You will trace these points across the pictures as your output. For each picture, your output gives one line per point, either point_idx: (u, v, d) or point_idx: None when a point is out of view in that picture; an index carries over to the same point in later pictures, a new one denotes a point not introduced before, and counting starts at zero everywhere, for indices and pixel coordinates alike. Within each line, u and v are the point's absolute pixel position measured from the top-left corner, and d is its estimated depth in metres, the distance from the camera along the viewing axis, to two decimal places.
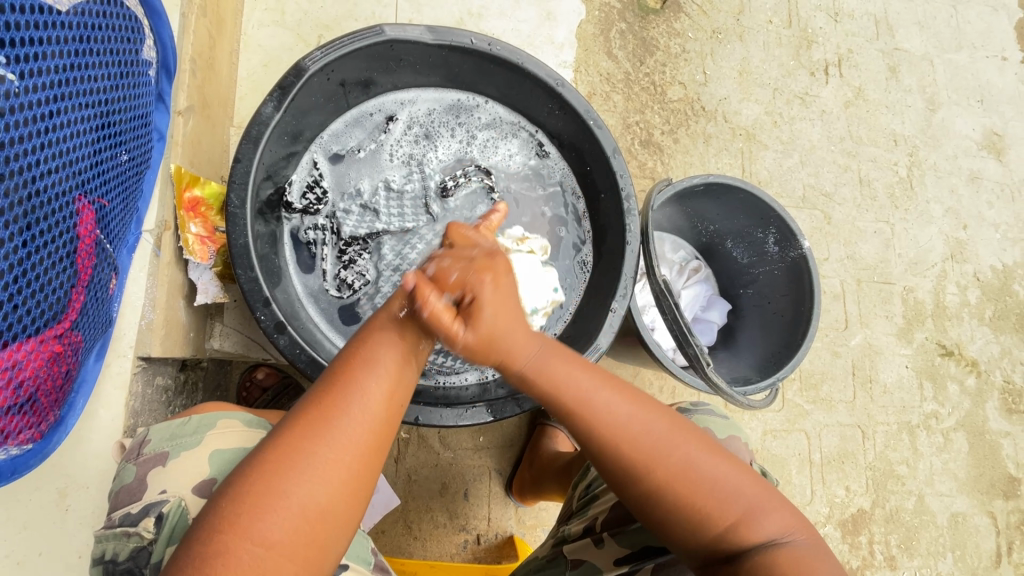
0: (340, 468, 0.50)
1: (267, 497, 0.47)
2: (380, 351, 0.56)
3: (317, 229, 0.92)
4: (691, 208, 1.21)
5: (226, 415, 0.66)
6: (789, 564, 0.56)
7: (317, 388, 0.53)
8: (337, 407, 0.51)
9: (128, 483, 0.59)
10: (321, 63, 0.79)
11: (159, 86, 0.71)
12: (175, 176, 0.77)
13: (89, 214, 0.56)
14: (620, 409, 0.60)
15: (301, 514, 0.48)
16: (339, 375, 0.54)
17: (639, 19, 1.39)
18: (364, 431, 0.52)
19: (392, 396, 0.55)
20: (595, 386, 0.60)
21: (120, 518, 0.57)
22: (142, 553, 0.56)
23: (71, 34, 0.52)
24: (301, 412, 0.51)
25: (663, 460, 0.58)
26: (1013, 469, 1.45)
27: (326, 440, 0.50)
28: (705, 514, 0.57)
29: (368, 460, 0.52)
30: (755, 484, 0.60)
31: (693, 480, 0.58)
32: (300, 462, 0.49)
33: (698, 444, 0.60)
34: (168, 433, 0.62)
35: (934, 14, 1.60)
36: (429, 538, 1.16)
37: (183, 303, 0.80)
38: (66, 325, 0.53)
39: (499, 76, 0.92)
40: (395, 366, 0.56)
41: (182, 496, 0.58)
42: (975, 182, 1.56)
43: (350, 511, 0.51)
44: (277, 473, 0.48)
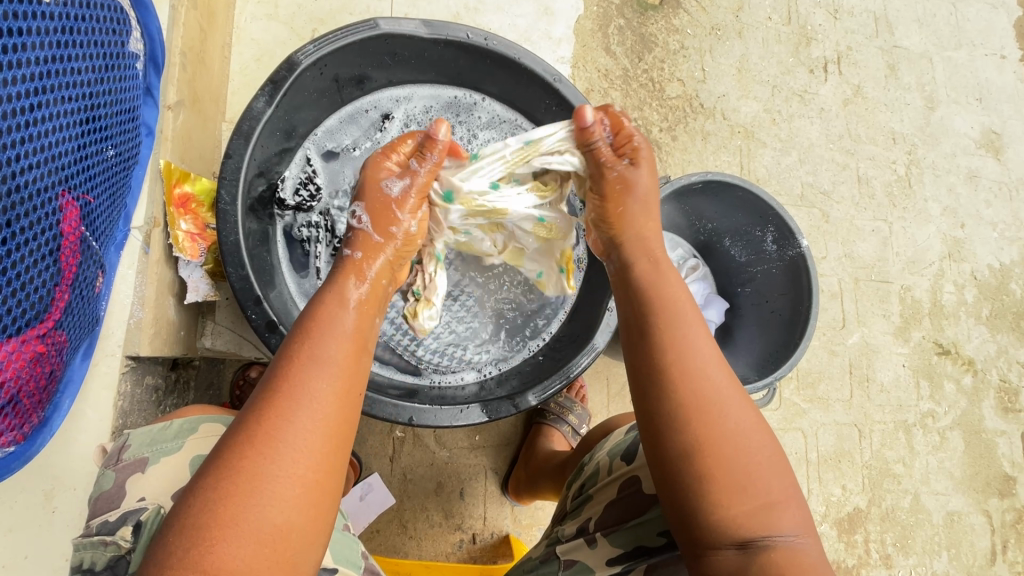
0: (293, 480, 0.48)
1: (220, 523, 0.45)
2: (323, 347, 0.54)
3: (311, 227, 0.91)
4: (689, 206, 1.20)
5: (207, 420, 0.65)
6: (796, 564, 0.54)
7: (259, 397, 0.51)
8: (282, 414, 0.49)
9: (107, 490, 0.58)
10: (314, 57, 0.78)
11: (147, 80, 0.69)
12: (165, 172, 0.75)
13: (74, 210, 0.54)
14: (704, 354, 0.61)
15: (260, 534, 0.46)
16: (282, 377, 0.52)
17: (638, 15, 1.37)
18: (314, 435, 0.50)
19: (342, 393, 0.53)
20: (687, 323, 0.63)
21: (97, 526, 0.56)
22: (120, 562, 0.54)
23: (54, 25, 0.50)
24: (245, 427, 0.49)
25: (719, 418, 0.58)
26: (1008, 468, 1.45)
27: (274, 452, 0.48)
28: (730, 489, 0.56)
29: (326, 464, 0.50)
30: (783, 478, 0.58)
31: (732, 445, 0.57)
32: (253, 479, 0.47)
33: (748, 421, 0.59)
34: (148, 438, 0.61)
35: (933, 12, 1.59)
36: (423, 538, 1.15)
37: (173, 300, 0.79)
38: (49, 324, 0.52)
39: (496, 72, 0.91)
40: (343, 364, 0.54)
41: (161, 504, 0.57)
42: (973, 180, 1.55)
43: (314, 522, 0.49)
44: (228, 497, 0.46)
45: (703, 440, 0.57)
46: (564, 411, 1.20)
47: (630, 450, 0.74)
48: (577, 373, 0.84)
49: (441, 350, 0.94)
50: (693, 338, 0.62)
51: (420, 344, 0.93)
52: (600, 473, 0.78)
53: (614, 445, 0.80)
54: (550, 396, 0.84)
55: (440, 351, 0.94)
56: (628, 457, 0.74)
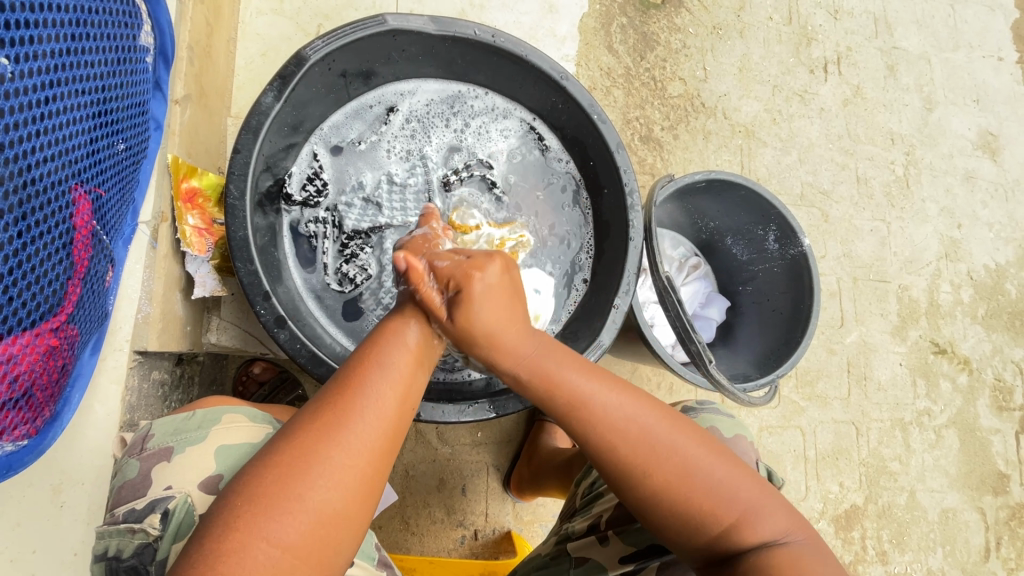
0: (356, 469, 0.49)
1: (282, 495, 0.46)
2: (393, 351, 0.55)
3: (317, 222, 0.90)
4: (691, 205, 1.21)
5: (231, 410, 0.64)
6: (799, 566, 0.56)
7: (329, 387, 0.52)
8: (352, 404, 0.51)
9: (133, 478, 0.58)
10: (322, 52, 0.78)
11: (157, 74, 0.69)
12: (172, 166, 0.75)
13: (86, 204, 0.54)
14: (615, 411, 0.58)
15: (317, 514, 0.47)
16: (352, 373, 0.53)
17: (640, 13, 1.38)
18: (380, 429, 0.51)
19: (405, 398, 0.54)
20: (596, 389, 0.59)
21: (124, 513, 0.56)
22: (147, 549, 0.55)
23: (67, 18, 0.50)
24: (315, 411, 0.50)
25: (662, 465, 0.57)
26: (1003, 465, 1.47)
27: (339, 440, 0.49)
28: (698, 515, 0.57)
29: (383, 458, 0.51)
30: (752, 480, 0.59)
31: (677, 483, 0.57)
32: (318, 461, 0.48)
33: (692, 445, 0.59)
34: (172, 428, 0.61)
35: (932, 13, 1.60)
36: (426, 534, 1.16)
37: (181, 295, 0.79)
38: (62, 318, 0.52)
39: (500, 67, 0.91)
40: (410, 367, 0.56)
41: (189, 492, 0.57)
42: (970, 181, 1.57)
43: (364, 510, 0.50)
44: (292, 472, 0.47)
45: (658, 488, 0.57)
46: None
47: None
48: None
49: None
50: (606, 404, 0.59)
51: None
52: None
53: None
54: None
55: None
56: None
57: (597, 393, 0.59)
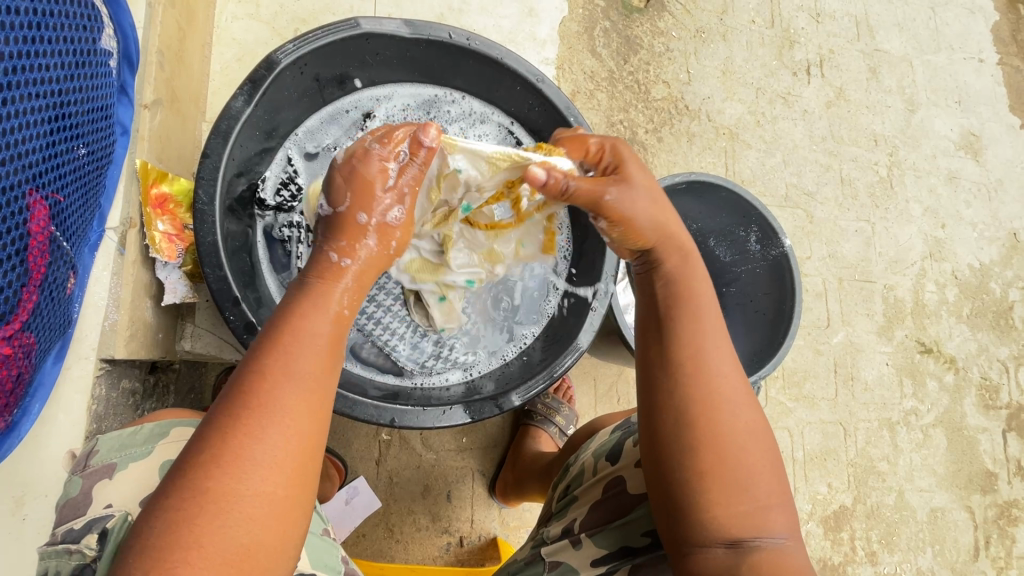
0: (267, 495, 0.46)
1: (178, 545, 0.42)
2: (298, 361, 0.50)
3: (292, 227, 0.90)
4: (674, 207, 1.21)
5: (180, 423, 0.63)
6: (785, 566, 0.54)
7: (223, 408, 0.47)
8: (249, 430, 0.46)
9: (75, 497, 0.57)
10: (294, 56, 0.77)
11: (122, 78, 0.68)
12: (141, 172, 0.74)
13: (42, 209, 0.53)
14: (718, 358, 0.60)
15: (226, 557, 0.43)
16: (248, 389, 0.48)
17: (623, 17, 1.38)
18: (285, 450, 0.47)
19: (314, 408, 0.50)
20: (710, 328, 0.61)
21: (62, 534, 0.54)
22: (85, 570, 0.53)
23: (21, 21, 0.49)
24: (207, 444, 0.46)
25: (726, 414, 0.58)
26: (990, 464, 1.47)
27: (240, 472, 0.45)
28: (732, 485, 0.56)
29: (297, 477, 0.47)
30: (777, 482, 0.58)
31: (733, 442, 0.57)
32: (219, 500, 0.44)
33: (753, 426, 0.59)
34: (117, 443, 0.60)
35: (913, 16, 1.62)
36: (410, 542, 1.14)
37: (151, 303, 0.78)
38: (17, 326, 0.51)
39: (476, 70, 0.90)
40: (317, 375, 0.51)
41: (129, 510, 0.55)
42: (953, 182, 1.58)
43: (288, 533, 0.47)
44: (188, 517, 0.43)
45: (709, 433, 0.57)
46: (551, 412, 1.20)
47: (615, 450, 0.74)
48: (561, 373, 0.83)
49: (433, 352, 0.93)
50: (712, 348, 0.60)
51: (401, 345, 0.93)
52: (585, 473, 0.78)
53: (598, 445, 0.80)
54: (533, 398, 0.83)
55: (432, 351, 0.93)
56: (613, 457, 0.73)
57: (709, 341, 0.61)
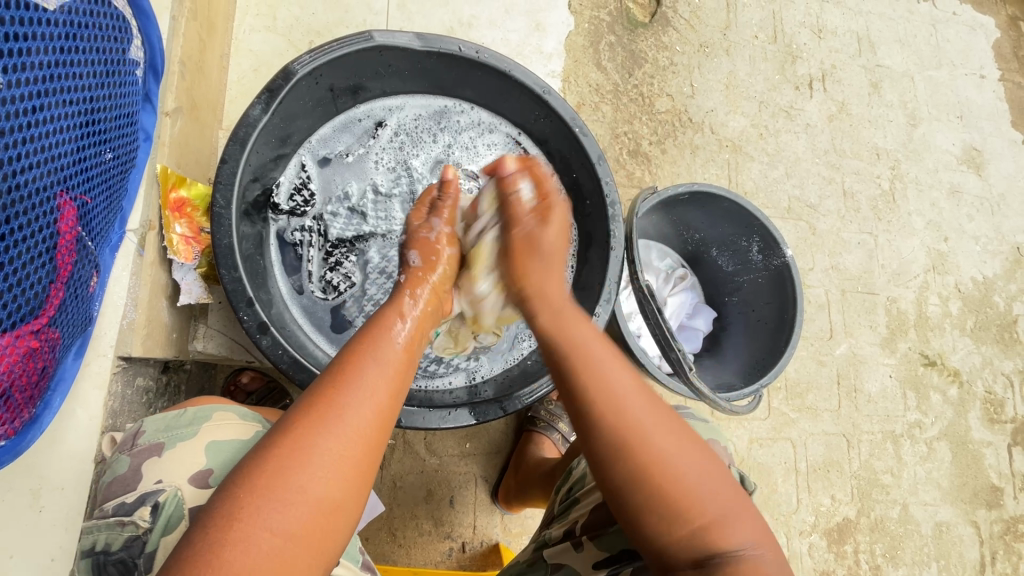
0: (353, 456, 0.49)
1: (276, 485, 0.46)
2: (384, 349, 0.57)
3: (303, 231, 0.92)
4: (677, 217, 1.23)
5: (221, 408, 0.65)
6: (756, 574, 0.54)
7: (323, 378, 0.53)
8: (345, 395, 0.51)
9: (122, 474, 0.59)
10: (309, 67, 0.80)
11: (147, 86, 0.71)
12: (161, 176, 0.77)
13: (71, 209, 0.56)
14: (621, 388, 0.59)
15: (313, 504, 0.47)
16: (343, 369, 0.54)
17: (628, 32, 1.42)
18: (371, 420, 0.51)
19: (397, 389, 0.55)
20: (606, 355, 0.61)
21: (114, 508, 0.57)
22: (136, 542, 0.56)
23: (57, 32, 0.52)
24: (306, 404, 0.50)
25: (654, 442, 0.57)
26: (996, 478, 1.47)
27: (335, 428, 0.49)
28: (679, 513, 0.55)
29: (377, 446, 0.52)
30: (729, 489, 0.58)
31: (664, 474, 0.56)
32: (315, 449, 0.48)
33: (677, 441, 0.58)
34: (165, 424, 0.62)
35: (914, 32, 1.65)
36: (413, 546, 1.15)
37: (167, 303, 0.80)
38: (44, 321, 0.53)
39: (484, 82, 0.93)
40: (399, 363, 0.57)
41: (179, 487, 0.58)
42: (956, 196, 1.60)
43: (362, 495, 0.50)
44: (287, 462, 0.47)
45: (637, 470, 0.56)
46: (553, 417, 1.22)
47: None
48: None
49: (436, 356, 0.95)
50: (619, 384, 0.59)
51: None
52: (586, 477, 0.79)
53: None
54: (536, 400, 0.85)
55: (434, 356, 0.95)
56: None
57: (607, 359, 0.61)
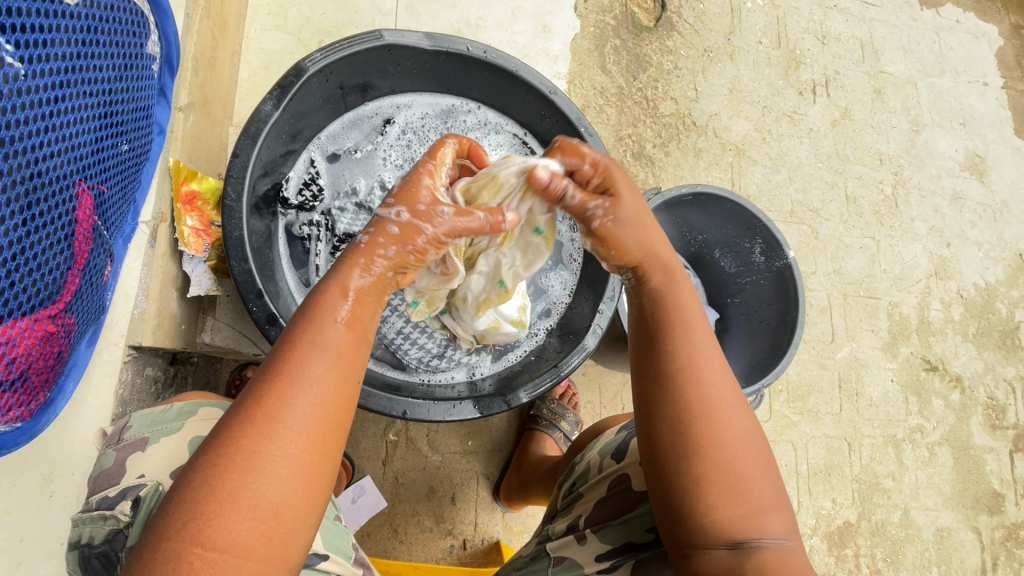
0: (289, 458, 0.47)
1: (222, 498, 0.45)
2: (325, 331, 0.51)
3: (311, 225, 0.94)
4: (679, 217, 1.24)
5: (207, 404, 0.66)
6: (785, 563, 0.56)
7: (262, 373, 0.50)
8: (277, 396, 0.48)
9: (107, 468, 0.59)
10: (321, 64, 0.82)
11: (162, 81, 0.73)
12: (173, 169, 0.78)
13: (88, 198, 0.57)
14: (712, 370, 0.60)
15: (255, 515, 0.46)
16: (280, 363, 0.50)
17: (633, 36, 1.43)
18: (311, 419, 0.49)
19: (342, 378, 0.51)
20: (704, 339, 0.61)
21: (98, 501, 0.57)
22: (118, 536, 0.56)
23: (79, 24, 0.54)
24: (242, 406, 0.48)
25: (717, 426, 0.58)
26: (997, 484, 1.47)
27: (268, 434, 0.47)
28: (730, 494, 0.57)
29: (318, 443, 0.49)
30: (773, 480, 0.59)
31: (727, 452, 0.57)
32: (250, 459, 0.46)
33: (744, 433, 0.59)
34: (149, 419, 0.63)
35: (917, 40, 1.66)
36: (414, 543, 1.15)
37: (176, 294, 0.81)
38: (61, 306, 0.54)
39: (491, 82, 0.95)
40: (344, 346, 0.52)
41: (160, 481, 0.58)
42: (958, 202, 1.60)
43: (309, 496, 0.48)
44: (225, 473, 0.46)
45: (704, 444, 0.57)
46: (556, 416, 1.22)
47: (621, 448, 0.76)
48: (568, 372, 0.86)
49: (439, 351, 0.96)
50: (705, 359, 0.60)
51: (413, 345, 0.96)
52: (590, 472, 0.80)
53: (606, 444, 0.82)
54: (540, 395, 0.85)
55: (436, 351, 0.96)
56: (617, 455, 0.76)
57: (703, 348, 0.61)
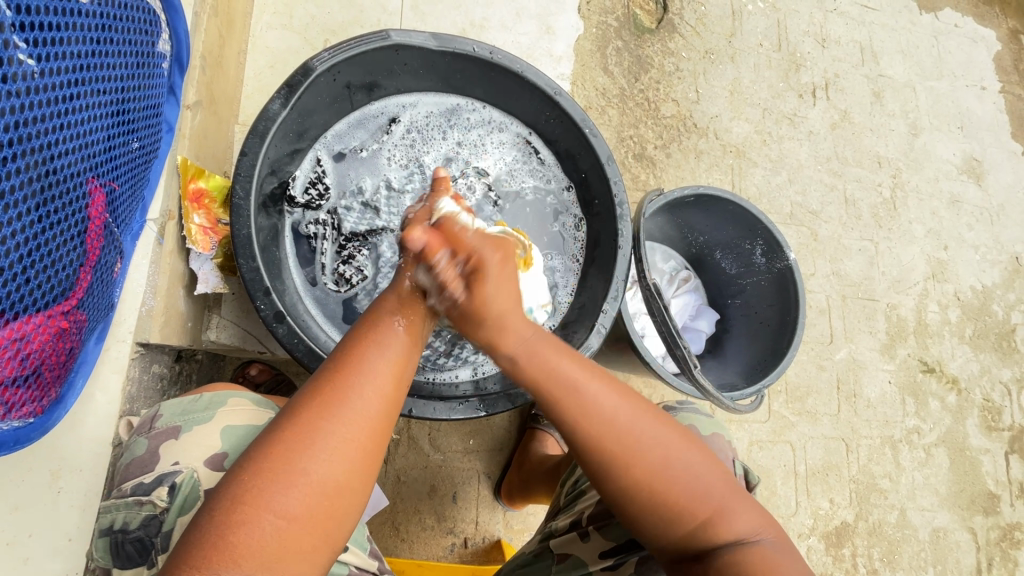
0: (356, 440, 0.50)
1: (290, 469, 0.47)
2: (397, 327, 0.56)
3: (317, 223, 0.94)
4: (681, 219, 1.25)
5: (235, 395, 0.67)
6: (764, 559, 0.59)
7: (331, 361, 0.53)
8: (352, 379, 0.51)
9: (139, 456, 0.60)
10: (328, 63, 0.82)
11: (172, 79, 0.73)
12: (181, 167, 0.79)
13: (100, 196, 0.57)
14: (609, 405, 0.58)
15: (321, 489, 0.48)
16: (351, 353, 0.53)
17: (635, 37, 1.44)
18: (380, 407, 0.52)
19: (407, 372, 0.55)
20: (584, 376, 0.59)
21: (132, 487, 0.58)
22: (153, 522, 0.57)
23: (93, 23, 0.54)
24: (318, 384, 0.51)
25: (644, 457, 0.58)
26: (993, 485, 1.48)
27: (341, 413, 0.50)
28: (680, 512, 0.58)
29: (383, 430, 0.52)
30: (727, 482, 0.61)
31: (661, 476, 0.58)
32: (321, 435, 0.48)
33: (673, 445, 0.59)
34: (181, 409, 0.63)
35: (916, 44, 1.68)
36: (416, 541, 1.16)
37: (183, 292, 0.81)
38: (73, 302, 0.55)
39: (497, 82, 0.95)
40: (411, 343, 0.57)
41: (195, 468, 0.59)
42: (956, 205, 1.62)
43: (367, 480, 0.51)
44: (296, 447, 0.48)
45: (630, 484, 0.58)
46: None
47: None
48: None
49: (446, 350, 0.96)
50: (592, 395, 0.58)
51: None
52: None
53: None
54: None
55: (443, 349, 0.97)
56: None
57: (589, 384, 0.58)
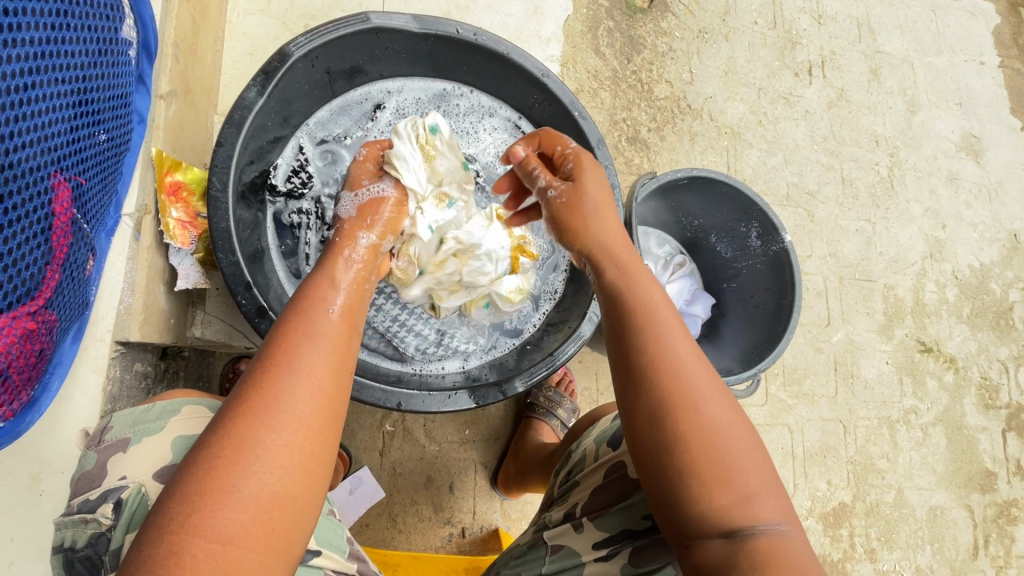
0: (292, 447, 0.48)
1: (217, 489, 0.44)
2: (320, 324, 0.56)
3: (301, 213, 0.92)
4: (675, 202, 1.22)
5: (192, 402, 0.65)
6: (782, 552, 0.52)
7: (260, 359, 0.52)
8: (278, 384, 0.50)
9: (89, 470, 0.59)
10: (305, 48, 0.79)
11: (140, 67, 0.70)
12: (156, 160, 0.76)
13: (65, 190, 0.55)
14: (685, 354, 0.59)
15: (258, 502, 0.45)
16: (280, 352, 0.52)
17: (627, 17, 1.40)
18: (310, 407, 0.50)
19: (338, 366, 0.54)
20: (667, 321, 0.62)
21: (78, 504, 0.57)
22: (101, 539, 0.55)
23: (48, 8, 0.51)
24: (243, 394, 0.50)
25: (698, 412, 0.56)
26: (990, 463, 1.48)
27: (272, 422, 0.48)
28: (717, 482, 0.54)
29: (318, 431, 0.50)
30: (765, 470, 0.56)
31: (712, 440, 0.55)
32: (251, 446, 0.47)
33: (728, 415, 0.57)
34: (131, 419, 0.62)
35: (914, 18, 1.64)
36: (413, 532, 1.15)
37: (164, 288, 0.80)
38: (40, 302, 0.53)
39: (484, 65, 0.92)
40: (338, 337, 0.56)
41: (142, 483, 0.57)
42: (953, 183, 1.59)
43: (310, 490, 0.49)
44: (226, 463, 0.46)
45: (690, 434, 0.55)
46: (553, 405, 1.23)
47: (616, 436, 0.76)
48: (564, 360, 0.85)
49: (436, 340, 0.96)
50: (673, 340, 0.60)
51: (410, 335, 0.95)
52: (586, 459, 0.80)
53: (602, 431, 0.81)
54: (536, 383, 0.85)
55: (434, 338, 0.96)
56: (615, 442, 0.75)
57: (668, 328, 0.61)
